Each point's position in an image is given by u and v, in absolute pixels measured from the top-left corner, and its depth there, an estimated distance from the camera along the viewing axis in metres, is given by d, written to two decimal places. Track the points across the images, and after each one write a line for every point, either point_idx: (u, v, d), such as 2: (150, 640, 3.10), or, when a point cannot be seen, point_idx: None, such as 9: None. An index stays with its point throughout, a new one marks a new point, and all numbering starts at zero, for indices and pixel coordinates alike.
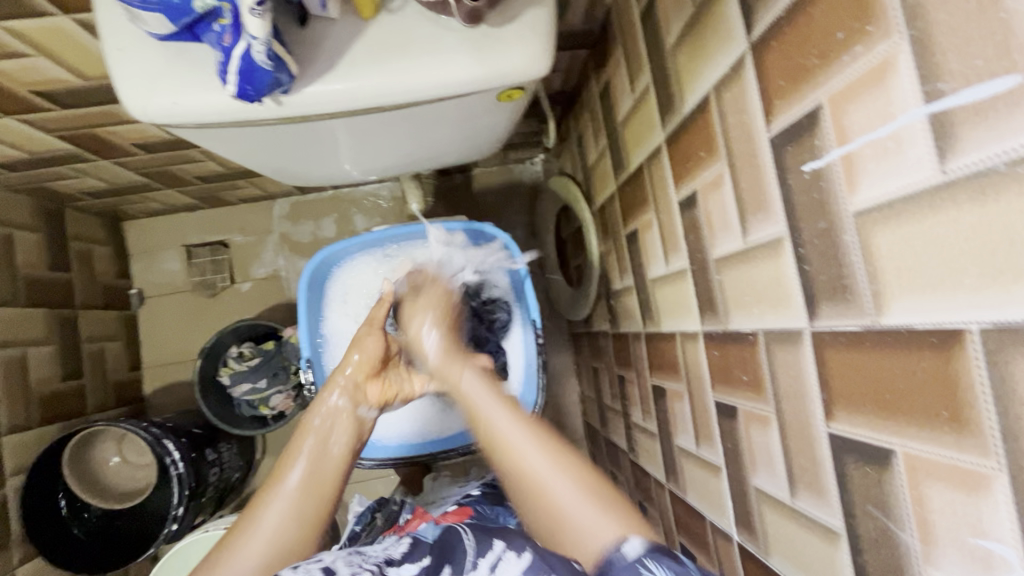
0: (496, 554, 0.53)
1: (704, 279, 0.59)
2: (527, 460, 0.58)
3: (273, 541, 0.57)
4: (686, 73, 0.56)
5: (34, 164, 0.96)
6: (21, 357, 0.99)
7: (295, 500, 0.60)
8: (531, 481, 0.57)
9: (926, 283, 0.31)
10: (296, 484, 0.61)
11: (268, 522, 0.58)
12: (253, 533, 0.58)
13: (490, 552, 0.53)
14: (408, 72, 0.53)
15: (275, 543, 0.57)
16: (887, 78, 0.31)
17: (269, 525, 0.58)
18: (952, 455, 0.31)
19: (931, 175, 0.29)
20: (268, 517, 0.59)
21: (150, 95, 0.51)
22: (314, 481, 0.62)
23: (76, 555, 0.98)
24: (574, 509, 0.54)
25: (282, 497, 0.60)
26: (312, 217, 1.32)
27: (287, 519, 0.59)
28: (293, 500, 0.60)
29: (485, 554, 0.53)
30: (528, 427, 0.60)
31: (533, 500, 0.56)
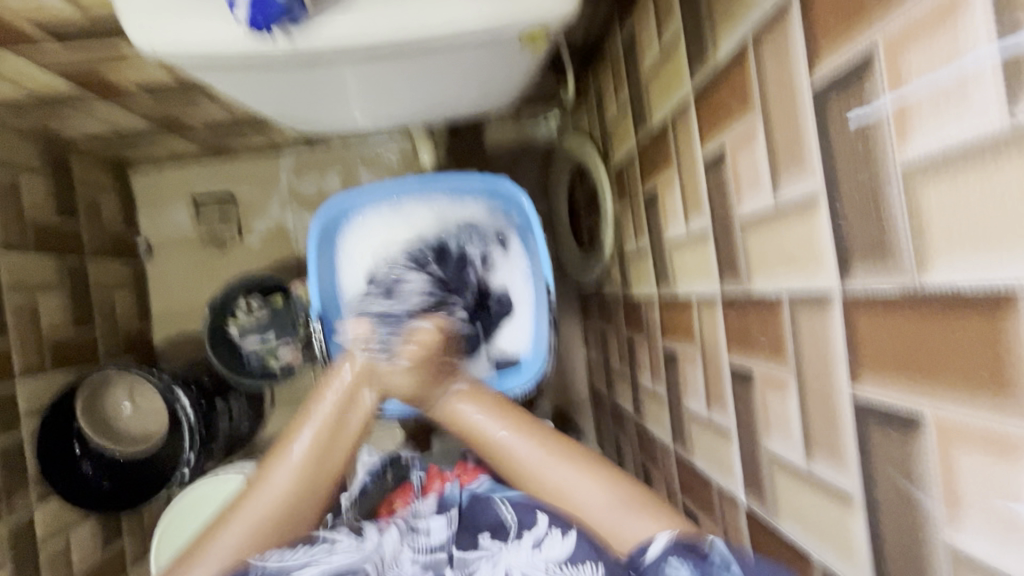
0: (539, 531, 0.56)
1: (727, 241, 0.57)
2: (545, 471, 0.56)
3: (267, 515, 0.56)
4: (721, 17, 0.52)
5: (38, 106, 0.93)
6: (31, 303, 0.99)
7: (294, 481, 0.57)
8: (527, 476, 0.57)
9: (978, 240, 0.29)
10: (293, 467, 0.57)
11: (268, 493, 0.57)
12: (255, 502, 0.56)
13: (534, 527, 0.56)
14: (427, 8, 0.50)
15: (276, 517, 0.56)
16: (957, 12, 0.28)
17: (270, 498, 0.56)
18: (989, 419, 0.29)
19: (996, 121, 0.27)
20: (274, 484, 0.57)
21: (156, 26, 0.48)
22: (310, 472, 0.58)
23: (84, 496, 1.00)
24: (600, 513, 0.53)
25: (283, 473, 0.57)
26: (318, 171, 1.30)
27: (291, 491, 0.57)
28: (287, 489, 0.57)
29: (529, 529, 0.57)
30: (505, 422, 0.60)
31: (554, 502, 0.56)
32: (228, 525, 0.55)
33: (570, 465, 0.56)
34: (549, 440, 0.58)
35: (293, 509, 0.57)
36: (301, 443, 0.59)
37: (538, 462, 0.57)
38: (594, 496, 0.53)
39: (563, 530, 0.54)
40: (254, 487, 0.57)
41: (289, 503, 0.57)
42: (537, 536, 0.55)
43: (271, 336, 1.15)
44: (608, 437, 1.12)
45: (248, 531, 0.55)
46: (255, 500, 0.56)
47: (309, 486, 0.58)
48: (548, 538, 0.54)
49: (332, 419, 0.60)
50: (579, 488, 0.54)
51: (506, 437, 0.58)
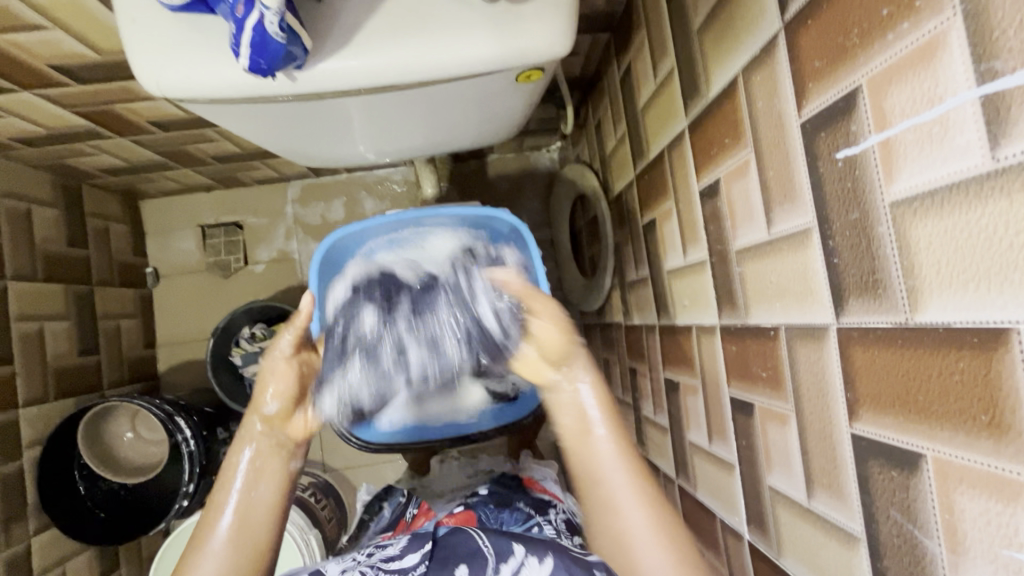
0: (517, 562, 0.53)
1: (723, 272, 0.57)
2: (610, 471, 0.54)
3: None
4: (713, 55, 0.53)
5: (53, 141, 0.96)
6: (38, 332, 1.01)
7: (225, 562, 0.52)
8: (598, 495, 0.54)
9: (968, 279, 0.29)
10: (227, 532, 0.53)
11: (205, 568, 0.52)
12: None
13: (512, 557, 0.53)
14: (426, 49, 0.51)
15: None
16: (936, 56, 0.29)
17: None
18: (989, 462, 0.29)
19: (981, 162, 0.27)
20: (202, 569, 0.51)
21: (163, 69, 0.50)
22: (245, 534, 0.54)
23: (83, 524, 0.98)
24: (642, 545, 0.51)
25: (212, 551, 0.52)
26: (322, 200, 1.32)
27: (226, 570, 0.52)
28: (225, 556, 0.52)
29: (506, 559, 0.53)
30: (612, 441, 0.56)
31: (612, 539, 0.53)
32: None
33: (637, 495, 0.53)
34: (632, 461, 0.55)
35: None
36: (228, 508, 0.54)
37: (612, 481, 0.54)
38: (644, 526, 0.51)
39: (542, 556, 0.52)
40: (185, 571, 0.52)
41: None
42: (515, 566, 0.52)
43: None
44: None
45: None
46: None
47: (249, 541, 0.54)
48: (527, 566, 0.52)
49: (253, 472, 0.56)
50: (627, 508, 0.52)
51: (602, 443, 0.55)
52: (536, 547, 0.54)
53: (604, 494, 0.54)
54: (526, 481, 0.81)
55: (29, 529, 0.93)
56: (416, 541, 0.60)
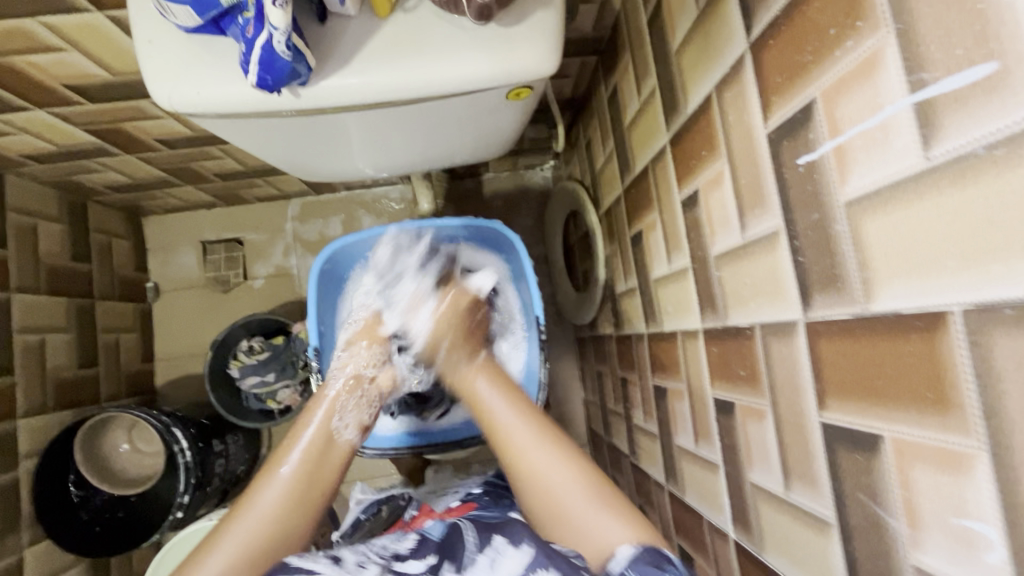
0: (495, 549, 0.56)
1: (704, 277, 0.60)
2: (552, 474, 0.59)
3: (263, 525, 0.58)
4: (690, 74, 0.57)
5: (63, 158, 1.00)
6: (39, 344, 1.02)
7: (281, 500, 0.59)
8: (533, 486, 0.60)
9: (911, 269, 0.32)
10: (293, 470, 0.61)
11: (263, 503, 0.59)
12: (248, 511, 0.59)
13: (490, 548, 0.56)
14: (421, 67, 0.55)
15: (269, 528, 0.58)
16: (875, 70, 0.32)
17: (263, 507, 0.59)
18: (937, 437, 0.31)
19: (916, 162, 0.30)
20: (264, 498, 0.59)
21: (175, 86, 0.54)
22: (309, 479, 0.62)
23: (84, 535, 0.99)
24: (598, 530, 0.55)
25: (275, 486, 0.60)
26: (321, 217, 1.35)
27: (284, 503, 0.59)
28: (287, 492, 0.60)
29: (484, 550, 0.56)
30: (511, 402, 0.65)
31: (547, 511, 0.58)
32: (223, 530, 0.58)
33: (572, 468, 0.60)
34: (574, 461, 0.60)
35: (284, 526, 0.59)
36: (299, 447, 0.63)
37: (524, 441, 0.62)
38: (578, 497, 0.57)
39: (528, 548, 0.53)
40: (249, 499, 0.60)
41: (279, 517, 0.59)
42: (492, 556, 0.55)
43: (271, 377, 1.14)
44: (605, 479, 1.11)
45: (228, 554, 0.56)
46: (255, 505, 0.59)
47: (309, 485, 0.61)
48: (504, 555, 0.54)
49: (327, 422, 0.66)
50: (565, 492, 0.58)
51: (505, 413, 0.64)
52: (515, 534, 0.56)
53: (547, 493, 0.59)
54: None
55: (23, 539, 0.94)
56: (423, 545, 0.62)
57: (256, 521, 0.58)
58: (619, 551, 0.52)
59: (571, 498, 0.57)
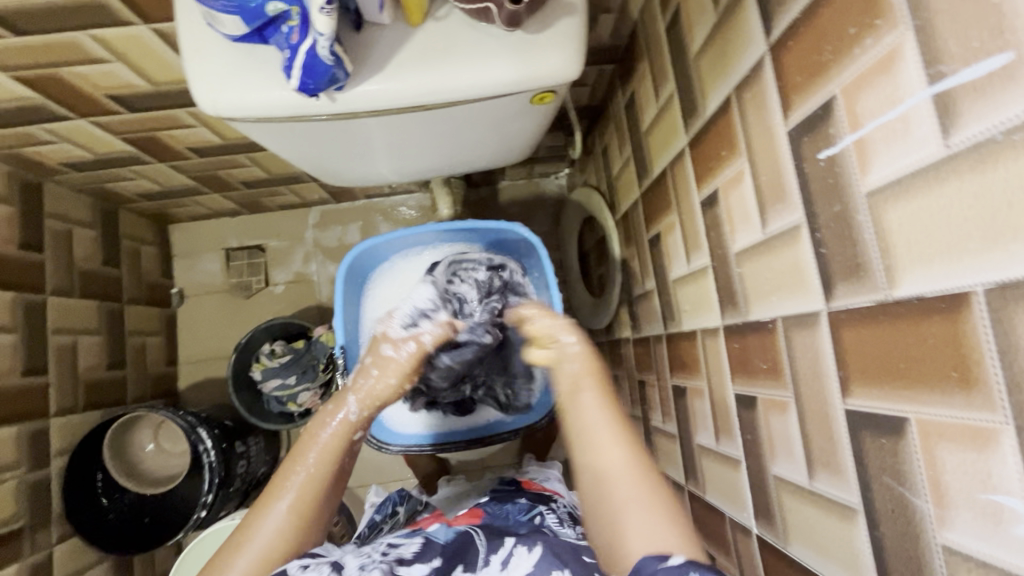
0: (507, 549, 0.60)
1: (725, 274, 0.61)
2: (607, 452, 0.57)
3: (266, 552, 0.56)
4: (709, 78, 0.59)
5: (99, 166, 1.04)
6: (71, 345, 1.06)
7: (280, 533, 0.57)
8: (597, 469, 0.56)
9: (933, 254, 0.33)
10: (290, 503, 0.59)
11: (264, 530, 0.57)
12: (248, 548, 0.56)
13: (500, 549, 0.60)
14: (450, 72, 0.57)
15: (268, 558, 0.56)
16: (894, 64, 0.34)
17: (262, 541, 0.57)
18: (962, 414, 0.32)
19: (937, 150, 0.32)
20: (264, 530, 0.57)
21: (219, 93, 0.57)
22: (307, 506, 0.59)
23: (134, 529, 1.03)
24: (635, 504, 0.52)
25: (275, 517, 0.58)
26: (340, 224, 1.39)
27: (286, 530, 0.58)
28: (284, 523, 0.58)
29: (497, 551, 0.60)
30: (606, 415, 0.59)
31: (605, 496, 0.55)
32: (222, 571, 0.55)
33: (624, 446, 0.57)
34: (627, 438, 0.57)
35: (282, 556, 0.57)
36: (300, 476, 0.60)
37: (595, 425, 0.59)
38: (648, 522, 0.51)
39: (530, 547, 0.58)
40: (246, 535, 0.57)
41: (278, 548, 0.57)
42: (504, 556, 0.59)
43: (292, 380, 1.16)
44: None
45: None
46: (254, 538, 0.57)
47: (310, 515, 0.59)
48: (515, 555, 0.58)
49: (332, 452, 0.63)
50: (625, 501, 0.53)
51: (595, 418, 0.59)
52: (524, 539, 0.60)
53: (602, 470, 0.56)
54: (525, 484, 0.85)
55: (52, 537, 0.96)
56: (429, 548, 0.62)
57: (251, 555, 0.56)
58: (671, 555, 0.46)
59: (634, 508, 0.52)
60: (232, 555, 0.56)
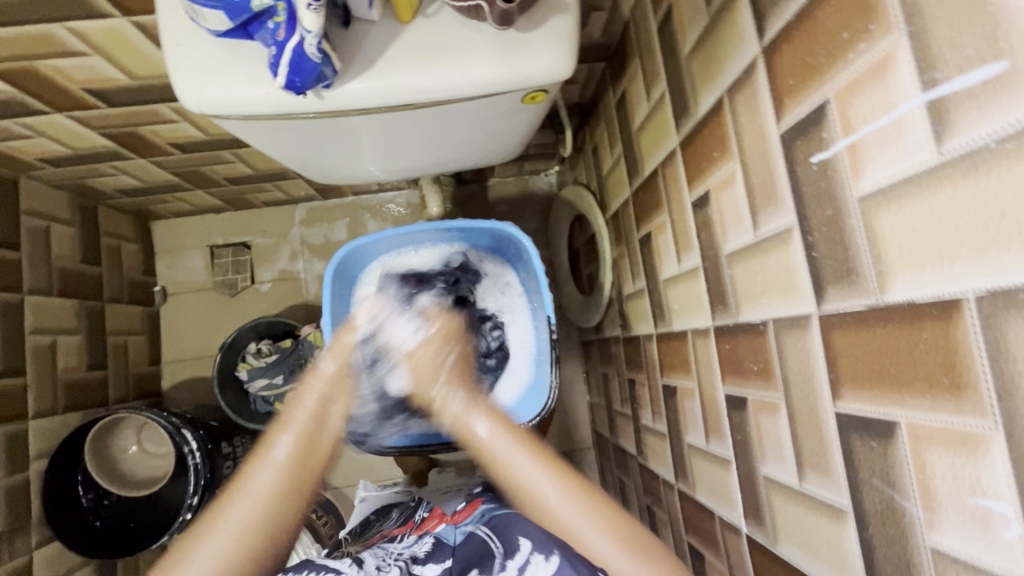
0: (524, 556, 0.58)
1: (715, 275, 0.61)
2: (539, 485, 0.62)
3: (266, 495, 0.59)
4: (701, 78, 0.59)
5: (77, 161, 1.01)
6: (50, 345, 1.03)
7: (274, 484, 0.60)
8: (552, 519, 0.60)
9: (924, 259, 0.33)
10: (286, 451, 0.62)
11: (264, 473, 0.60)
12: (244, 493, 0.59)
13: (518, 554, 0.59)
14: (441, 71, 0.56)
15: (264, 507, 0.59)
16: (888, 70, 0.34)
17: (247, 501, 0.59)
18: (952, 420, 0.32)
19: (929, 157, 0.32)
20: (257, 481, 0.60)
21: (203, 90, 0.55)
22: (299, 458, 0.62)
23: (119, 534, 1.02)
24: (585, 531, 0.58)
25: (269, 468, 0.61)
26: (327, 221, 1.37)
27: (281, 483, 0.60)
28: (281, 468, 0.61)
29: (513, 556, 0.59)
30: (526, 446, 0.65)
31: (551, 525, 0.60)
32: (220, 511, 0.58)
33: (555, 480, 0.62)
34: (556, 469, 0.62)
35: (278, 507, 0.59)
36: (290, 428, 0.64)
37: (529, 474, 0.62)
38: (597, 531, 0.58)
39: (547, 555, 0.57)
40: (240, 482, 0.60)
41: (277, 491, 0.60)
42: (522, 563, 0.57)
43: (279, 379, 1.14)
44: (611, 480, 1.12)
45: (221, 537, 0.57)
46: (249, 484, 0.60)
47: (301, 466, 0.62)
48: (533, 563, 0.57)
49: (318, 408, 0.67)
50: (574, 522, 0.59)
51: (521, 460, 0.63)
52: (542, 544, 0.58)
53: (541, 504, 0.61)
54: None
55: (32, 542, 0.93)
56: (440, 549, 0.64)
57: (249, 501, 0.58)
58: None
59: (591, 535, 0.58)
60: (230, 498, 0.59)
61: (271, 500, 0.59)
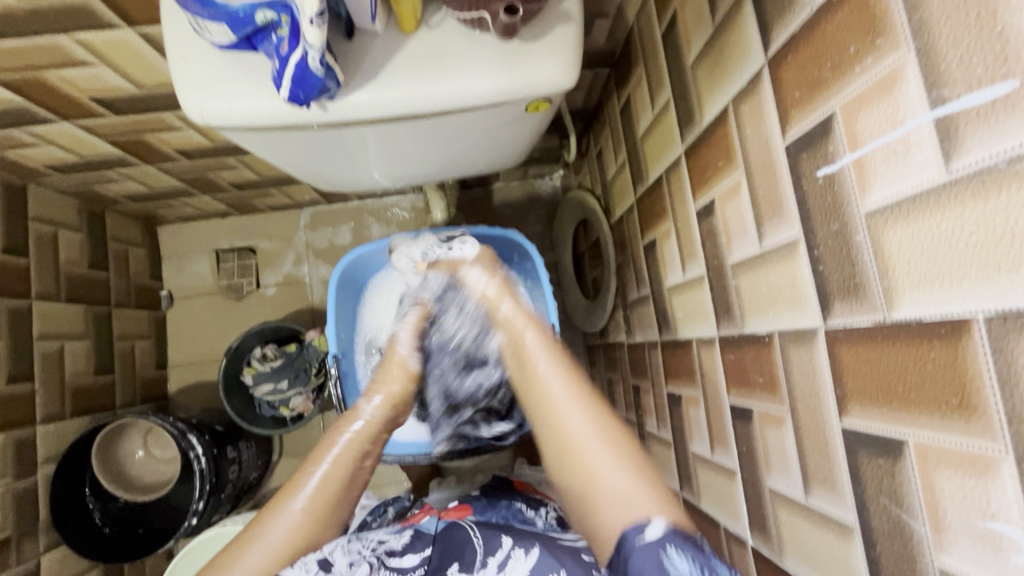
0: (504, 553, 0.57)
1: (720, 285, 0.61)
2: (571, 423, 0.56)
3: (277, 546, 0.59)
4: (705, 87, 0.59)
5: (85, 169, 1.02)
6: (58, 350, 1.04)
7: (301, 517, 0.60)
8: (572, 451, 0.55)
9: (933, 277, 0.33)
10: (305, 502, 0.61)
11: (279, 525, 0.60)
12: (258, 542, 0.59)
13: (499, 551, 0.58)
14: (444, 82, 0.56)
15: (276, 559, 0.58)
16: (895, 85, 0.34)
17: (275, 537, 0.59)
18: (961, 441, 0.32)
19: (937, 175, 0.32)
20: (275, 531, 0.59)
21: (207, 102, 0.55)
22: (317, 509, 0.61)
23: (128, 540, 1.02)
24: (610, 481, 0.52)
25: (286, 520, 0.60)
26: (331, 225, 1.37)
27: (297, 537, 0.60)
28: (296, 522, 0.60)
29: (494, 554, 0.58)
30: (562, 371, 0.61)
31: (569, 468, 0.55)
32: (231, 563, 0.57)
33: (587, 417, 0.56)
34: (583, 397, 0.58)
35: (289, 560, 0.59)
36: (317, 475, 0.63)
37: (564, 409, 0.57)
38: (601, 450, 0.54)
39: (527, 549, 0.56)
40: (258, 533, 0.59)
41: (292, 543, 0.59)
42: (503, 559, 0.57)
43: (284, 385, 1.15)
44: None
45: (254, 566, 0.57)
46: (264, 535, 0.59)
47: (319, 519, 0.61)
48: (513, 559, 0.56)
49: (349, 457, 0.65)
50: (591, 454, 0.54)
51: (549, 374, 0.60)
52: (522, 540, 0.58)
53: (570, 443, 0.55)
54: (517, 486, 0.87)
55: (39, 546, 0.95)
56: (420, 540, 0.63)
57: (262, 554, 0.58)
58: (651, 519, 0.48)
59: (609, 478, 0.52)
60: (241, 549, 0.58)
61: (284, 551, 0.59)
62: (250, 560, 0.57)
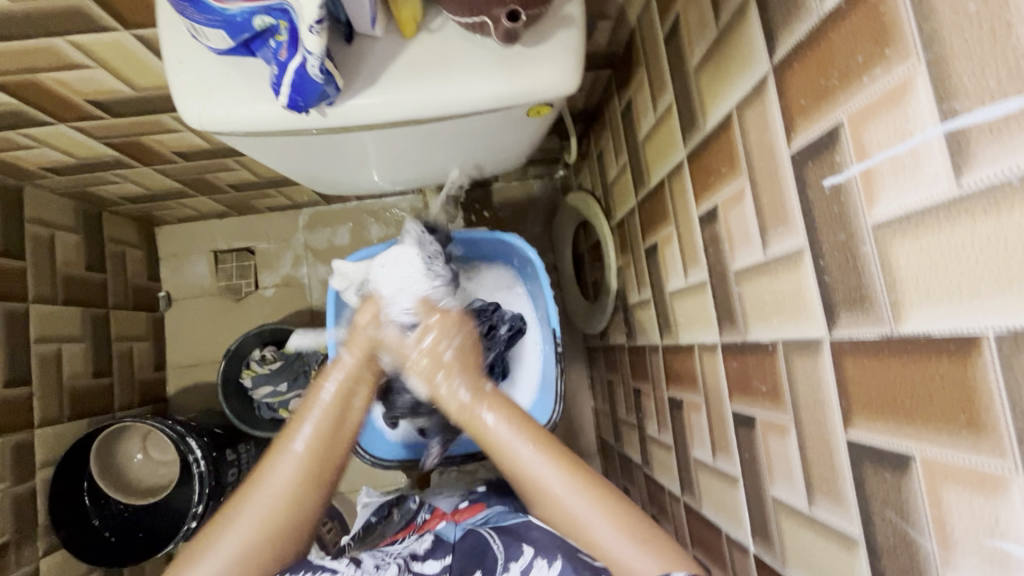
0: (526, 560, 0.56)
1: (723, 291, 0.60)
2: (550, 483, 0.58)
3: (279, 496, 0.59)
4: (709, 92, 0.58)
5: (81, 170, 1.01)
6: (56, 353, 1.03)
7: (302, 465, 0.60)
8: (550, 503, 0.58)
9: (942, 292, 0.32)
10: (307, 444, 0.61)
11: (282, 471, 0.60)
12: (261, 490, 0.59)
13: (522, 557, 0.57)
14: (445, 87, 0.56)
15: (282, 505, 0.58)
16: (905, 97, 0.33)
17: (279, 483, 0.59)
18: (970, 459, 0.32)
19: (947, 189, 0.31)
20: (276, 477, 0.59)
21: (204, 107, 0.55)
22: (316, 454, 0.61)
23: (128, 545, 1.01)
24: (592, 521, 0.56)
25: (291, 461, 0.60)
26: (330, 226, 1.36)
27: (299, 481, 0.60)
28: (299, 463, 0.60)
29: (517, 560, 0.57)
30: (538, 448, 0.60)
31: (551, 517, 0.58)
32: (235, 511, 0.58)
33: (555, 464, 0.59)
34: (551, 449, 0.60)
35: (295, 504, 0.59)
36: (308, 424, 0.63)
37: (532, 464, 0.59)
38: (578, 498, 0.57)
39: (550, 560, 0.55)
40: (261, 477, 0.59)
41: (295, 487, 0.60)
42: (524, 565, 0.56)
43: (283, 387, 1.15)
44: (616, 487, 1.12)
45: (261, 514, 0.58)
46: (269, 479, 0.59)
47: (317, 467, 0.61)
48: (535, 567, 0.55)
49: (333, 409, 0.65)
50: (578, 511, 0.57)
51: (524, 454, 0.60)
52: (545, 549, 0.57)
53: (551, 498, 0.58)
54: None
55: (38, 551, 0.94)
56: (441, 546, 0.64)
57: (268, 499, 0.58)
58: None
59: (596, 524, 0.55)
60: (245, 496, 0.58)
61: (286, 499, 0.59)
62: (259, 506, 0.58)
